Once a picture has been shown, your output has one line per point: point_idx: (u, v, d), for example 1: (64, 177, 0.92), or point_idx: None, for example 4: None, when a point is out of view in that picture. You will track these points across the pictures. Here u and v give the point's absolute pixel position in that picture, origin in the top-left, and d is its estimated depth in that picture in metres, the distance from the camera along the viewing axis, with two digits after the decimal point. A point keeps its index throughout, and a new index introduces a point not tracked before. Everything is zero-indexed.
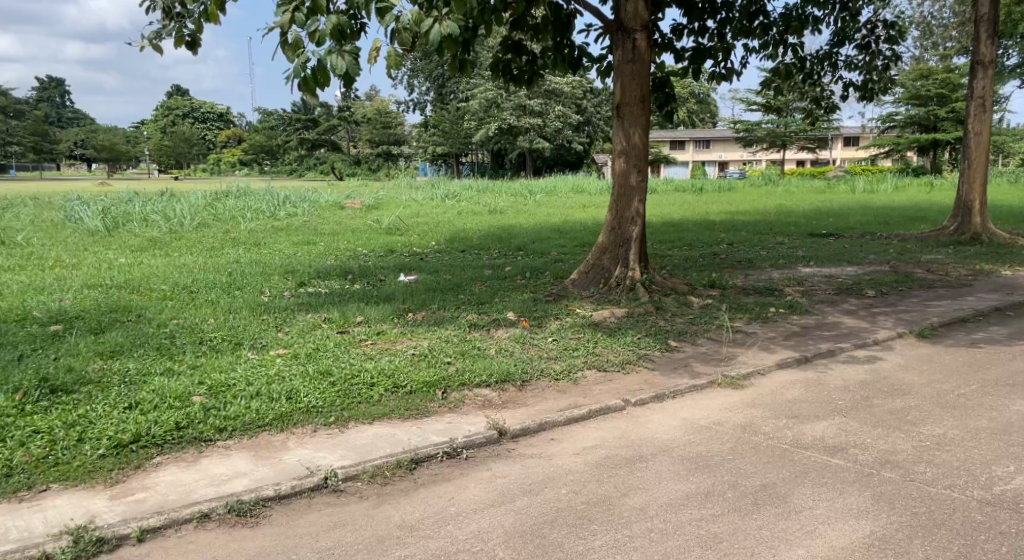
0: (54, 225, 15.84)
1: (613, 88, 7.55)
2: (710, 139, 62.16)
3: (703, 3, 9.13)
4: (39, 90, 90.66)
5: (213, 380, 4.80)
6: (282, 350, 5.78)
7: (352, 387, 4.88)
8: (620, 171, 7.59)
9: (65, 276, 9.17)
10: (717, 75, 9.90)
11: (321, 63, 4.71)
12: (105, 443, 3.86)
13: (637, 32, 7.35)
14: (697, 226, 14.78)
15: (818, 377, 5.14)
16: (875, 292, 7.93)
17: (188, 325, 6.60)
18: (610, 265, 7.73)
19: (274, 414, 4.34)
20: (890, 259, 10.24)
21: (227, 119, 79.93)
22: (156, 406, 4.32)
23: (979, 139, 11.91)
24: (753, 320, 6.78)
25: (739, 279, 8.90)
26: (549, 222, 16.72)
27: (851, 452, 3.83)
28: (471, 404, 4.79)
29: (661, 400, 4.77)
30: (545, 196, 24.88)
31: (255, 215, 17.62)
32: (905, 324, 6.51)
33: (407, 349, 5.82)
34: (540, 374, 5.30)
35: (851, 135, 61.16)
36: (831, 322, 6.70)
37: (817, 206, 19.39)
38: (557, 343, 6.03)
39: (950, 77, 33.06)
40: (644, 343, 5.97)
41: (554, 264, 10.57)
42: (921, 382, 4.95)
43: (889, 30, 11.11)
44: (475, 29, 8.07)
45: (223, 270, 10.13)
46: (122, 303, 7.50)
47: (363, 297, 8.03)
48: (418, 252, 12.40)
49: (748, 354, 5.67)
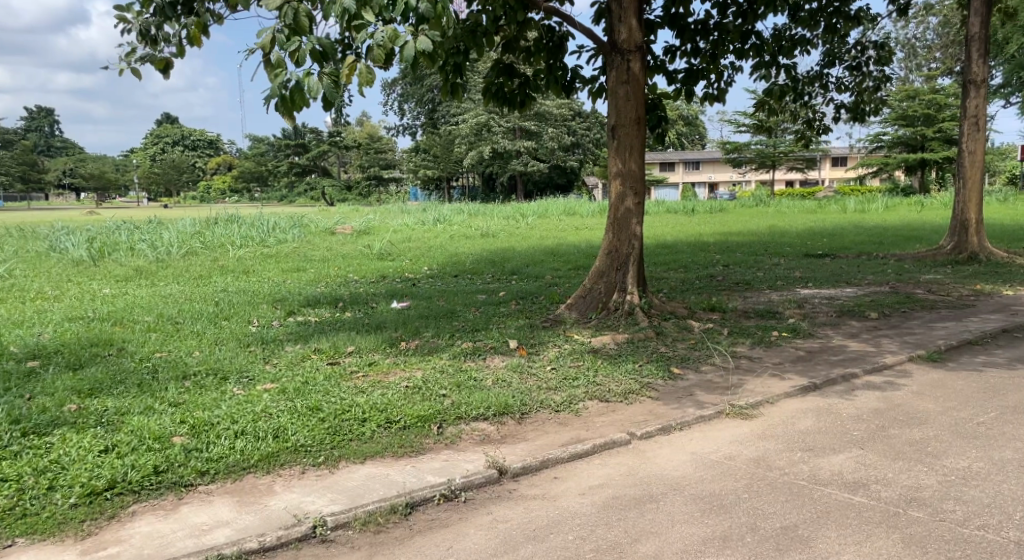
0: (39, 255, 15.57)
1: (607, 110, 7.40)
2: (699, 160, 62.42)
3: (695, 24, 9.04)
4: (29, 120, 91.13)
5: (196, 418, 4.55)
6: (269, 384, 5.53)
7: (343, 424, 4.64)
8: (616, 193, 7.42)
9: (46, 309, 8.89)
10: (710, 95, 9.79)
11: (299, 84, 4.51)
12: (77, 491, 3.60)
13: (631, 53, 7.22)
14: (691, 247, 14.64)
15: (830, 405, 4.93)
16: (878, 313, 7.75)
17: (172, 359, 6.35)
18: (607, 290, 7.52)
19: (259, 454, 4.09)
20: (890, 279, 10.08)
21: (217, 147, 79.96)
22: (135, 449, 4.06)
23: (973, 158, 11.83)
24: (756, 344, 6.58)
25: (738, 301, 8.70)
26: (542, 245, 16.57)
27: (873, 489, 3.62)
28: (468, 440, 4.55)
29: (668, 432, 4.54)
30: (537, 219, 24.76)
31: (244, 242, 17.39)
32: (913, 347, 6.32)
33: (400, 382, 5.57)
34: (539, 406, 5.07)
35: (839, 156, 61.59)
36: (836, 345, 6.51)
37: (809, 226, 19.33)
38: (556, 372, 5.81)
39: (937, 98, 33.30)
40: (647, 371, 5.75)
41: (548, 288, 10.36)
42: (938, 410, 4.75)
43: (879, 52, 11.09)
44: (466, 51, 7.93)
45: (210, 299, 9.88)
46: (104, 336, 7.25)
47: (354, 325, 7.80)
48: (410, 278, 12.20)
49: (756, 382, 5.46)
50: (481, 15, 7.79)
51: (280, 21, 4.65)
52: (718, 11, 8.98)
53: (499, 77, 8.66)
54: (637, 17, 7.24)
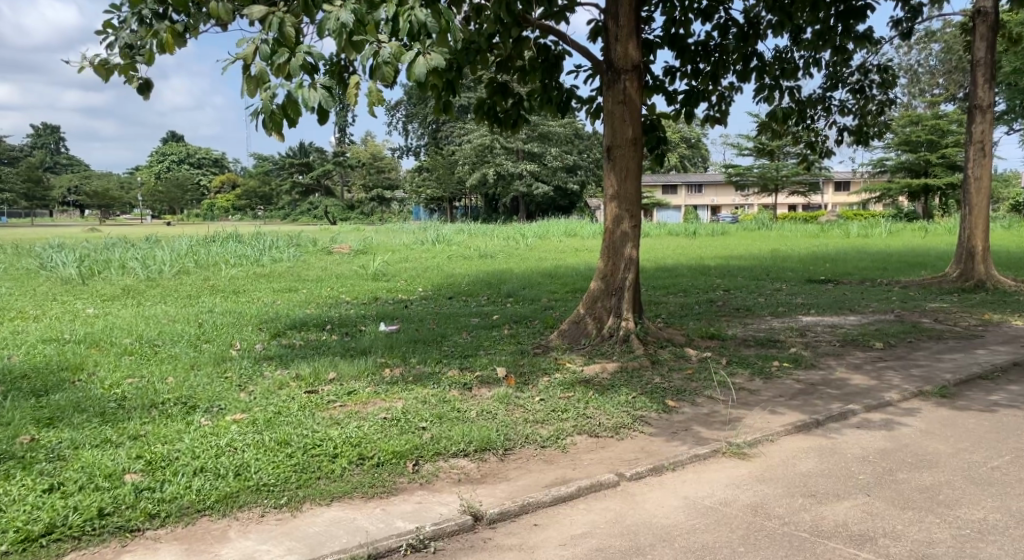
0: (29, 273, 15.29)
1: (602, 130, 7.15)
2: (701, 183, 62.31)
3: (696, 45, 8.81)
4: (36, 138, 91.98)
5: (153, 453, 4.26)
6: (239, 415, 5.21)
7: (312, 460, 4.34)
8: (611, 216, 7.14)
9: (23, 330, 8.60)
10: (712, 118, 9.55)
11: (290, 97, 4.25)
12: (10, 537, 3.32)
13: (627, 73, 6.98)
14: (692, 271, 14.35)
15: (832, 444, 4.62)
16: (883, 343, 7.44)
17: (143, 386, 6.05)
18: (601, 317, 7.23)
19: (216, 495, 3.80)
20: (894, 307, 9.79)
21: (222, 165, 80.18)
22: (81, 488, 3.77)
23: (979, 184, 11.54)
24: (756, 376, 6.27)
25: (738, 329, 8.39)
26: (540, 267, 16.31)
27: (880, 544, 3.34)
28: (445, 480, 4.24)
29: (660, 473, 4.23)
30: (537, 240, 24.50)
31: (239, 261, 17.13)
32: (920, 381, 6.02)
33: (378, 413, 5.26)
34: (524, 441, 4.77)
35: (841, 180, 61.53)
36: (839, 378, 6.20)
37: (812, 250, 19.08)
38: (544, 404, 5.49)
39: (939, 123, 33.13)
40: (640, 404, 5.43)
41: (543, 312, 10.05)
42: (949, 452, 4.44)
43: (882, 75, 10.88)
44: (458, 69, 7.70)
45: (194, 320, 9.59)
46: (76, 360, 6.97)
47: (339, 349, 7.52)
48: (403, 299, 11.90)
49: (755, 417, 5.15)
50: (474, 33, 7.57)
51: (265, 33, 4.40)
52: (720, 32, 8.77)
53: (493, 96, 8.41)
54: (634, 38, 7.02)
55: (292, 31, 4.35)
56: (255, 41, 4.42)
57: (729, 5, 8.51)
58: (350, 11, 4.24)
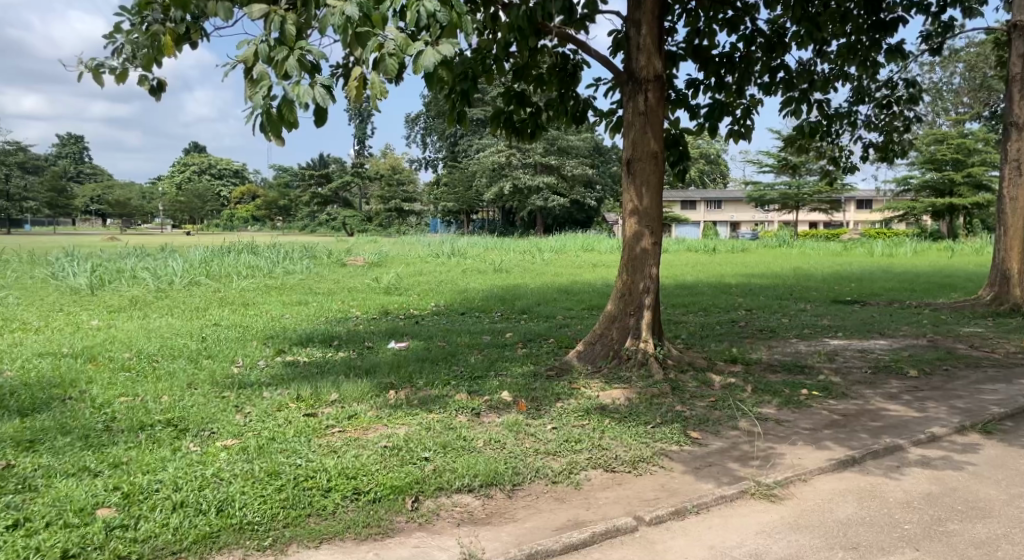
0: (40, 282, 15.12)
1: (622, 143, 6.81)
2: (721, 199, 61.62)
3: (720, 57, 8.43)
4: (60, 146, 93.13)
5: (132, 484, 3.95)
6: (230, 440, 4.88)
7: (302, 495, 3.99)
8: (632, 232, 6.77)
9: (21, 344, 8.33)
10: (735, 132, 9.19)
11: (287, 97, 3.96)
12: None
13: (649, 82, 6.63)
14: (712, 289, 13.96)
15: (872, 486, 4.24)
16: (918, 371, 7.00)
17: (136, 405, 5.76)
18: (618, 338, 6.86)
19: (194, 535, 3.52)
20: (926, 331, 9.35)
21: (242, 176, 80.62)
22: (48, 525, 3.51)
23: (1016, 204, 11.03)
24: (784, 405, 5.87)
25: (763, 352, 7.98)
26: (556, 283, 15.95)
27: None
28: (446, 519, 3.88)
29: (683, 517, 3.86)
30: (555, 254, 24.15)
31: (251, 272, 16.86)
32: (963, 414, 5.59)
33: (379, 440, 4.91)
34: (535, 475, 4.40)
35: (864, 198, 60.65)
36: (875, 409, 5.78)
37: (835, 270, 18.55)
38: (557, 433, 5.12)
39: (965, 142, 32.44)
40: (660, 436, 5.05)
41: (558, 330, 9.69)
42: (1003, 499, 4.04)
43: (911, 90, 10.45)
44: (472, 77, 7.37)
45: (197, 335, 9.28)
46: (70, 377, 6.69)
47: (344, 368, 7.18)
48: (414, 315, 11.58)
49: (785, 453, 4.76)
50: (489, 41, 7.26)
51: (265, 33, 4.14)
52: (745, 44, 8.40)
53: (510, 105, 8.01)
54: (658, 47, 6.68)
55: (293, 29, 4.12)
56: (254, 41, 4.15)
57: (755, 15, 8.15)
58: (355, 4, 4.05)
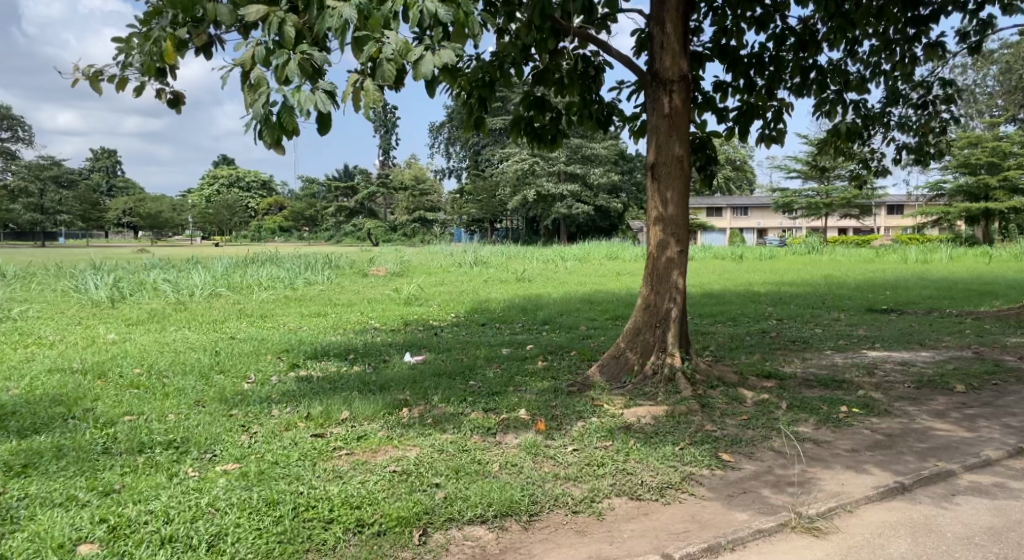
0: (63, 294, 15.09)
1: (646, 147, 6.46)
2: (748, 206, 60.83)
3: (749, 57, 8.05)
4: (93, 161, 94.86)
5: (120, 516, 3.69)
6: (231, 465, 4.61)
7: (301, 527, 3.70)
8: (656, 240, 6.40)
9: (33, 359, 8.16)
10: (767, 137, 8.79)
11: (286, 104, 3.70)
12: None
13: (674, 83, 6.28)
14: (741, 297, 13.52)
15: (926, 517, 3.86)
16: (965, 385, 6.55)
17: (138, 425, 5.50)
18: (644, 351, 6.50)
19: None
20: (970, 341, 8.85)
21: (268, 189, 81.29)
22: None
23: None
24: (822, 424, 5.46)
25: (796, 365, 7.55)
26: (581, 292, 15.60)
27: None
28: (457, 555, 3.58)
29: (716, 555, 3.52)
30: (578, 263, 23.80)
31: (272, 284, 16.68)
32: (1019, 434, 5.16)
33: (388, 464, 4.60)
34: (553, 503, 4.06)
35: (895, 203, 59.57)
36: (922, 428, 5.36)
37: (868, 277, 17.99)
38: (578, 455, 4.77)
39: (1000, 146, 31.60)
40: (690, 459, 4.68)
41: (580, 342, 9.34)
42: None
43: (948, 89, 9.96)
44: (489, 80, 7.05)
45: (211, 349, 9.06)
46: (76, 394, 6.47)
47: (357, 384, 6.90)
48: (433, 326, 11.30)
49: (827, 479, 4.38)
50: (507, 44, 6.95)
51: (265, 35, 3.89)
52: (775, 43, 8.02)
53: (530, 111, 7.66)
54: (682, 45, 6.33)
55: (292, 32, 3.87)
56: (253, 43, 3.90)
57: (785, 13, 7.78)
58: (354, 7, 3.76)
